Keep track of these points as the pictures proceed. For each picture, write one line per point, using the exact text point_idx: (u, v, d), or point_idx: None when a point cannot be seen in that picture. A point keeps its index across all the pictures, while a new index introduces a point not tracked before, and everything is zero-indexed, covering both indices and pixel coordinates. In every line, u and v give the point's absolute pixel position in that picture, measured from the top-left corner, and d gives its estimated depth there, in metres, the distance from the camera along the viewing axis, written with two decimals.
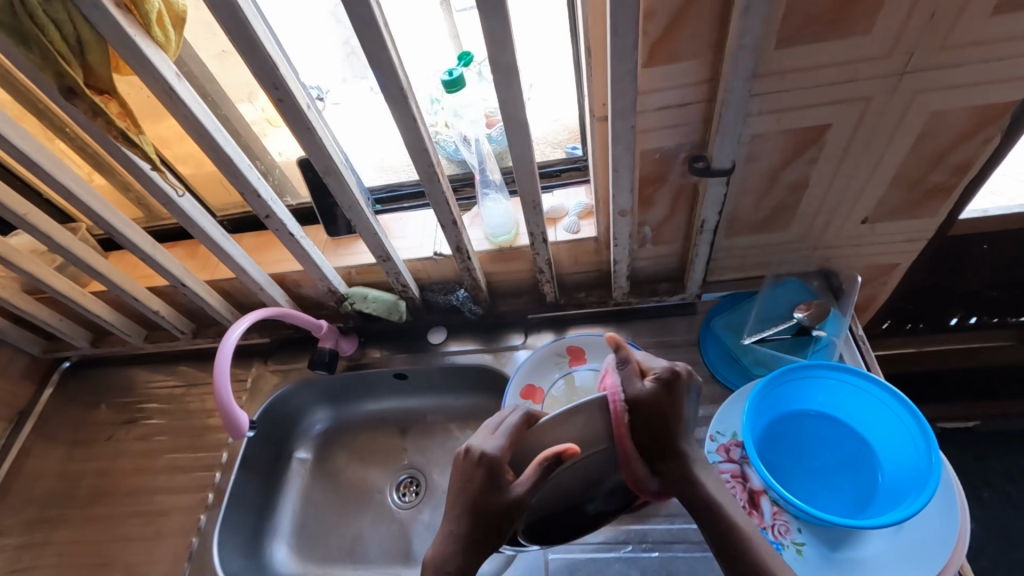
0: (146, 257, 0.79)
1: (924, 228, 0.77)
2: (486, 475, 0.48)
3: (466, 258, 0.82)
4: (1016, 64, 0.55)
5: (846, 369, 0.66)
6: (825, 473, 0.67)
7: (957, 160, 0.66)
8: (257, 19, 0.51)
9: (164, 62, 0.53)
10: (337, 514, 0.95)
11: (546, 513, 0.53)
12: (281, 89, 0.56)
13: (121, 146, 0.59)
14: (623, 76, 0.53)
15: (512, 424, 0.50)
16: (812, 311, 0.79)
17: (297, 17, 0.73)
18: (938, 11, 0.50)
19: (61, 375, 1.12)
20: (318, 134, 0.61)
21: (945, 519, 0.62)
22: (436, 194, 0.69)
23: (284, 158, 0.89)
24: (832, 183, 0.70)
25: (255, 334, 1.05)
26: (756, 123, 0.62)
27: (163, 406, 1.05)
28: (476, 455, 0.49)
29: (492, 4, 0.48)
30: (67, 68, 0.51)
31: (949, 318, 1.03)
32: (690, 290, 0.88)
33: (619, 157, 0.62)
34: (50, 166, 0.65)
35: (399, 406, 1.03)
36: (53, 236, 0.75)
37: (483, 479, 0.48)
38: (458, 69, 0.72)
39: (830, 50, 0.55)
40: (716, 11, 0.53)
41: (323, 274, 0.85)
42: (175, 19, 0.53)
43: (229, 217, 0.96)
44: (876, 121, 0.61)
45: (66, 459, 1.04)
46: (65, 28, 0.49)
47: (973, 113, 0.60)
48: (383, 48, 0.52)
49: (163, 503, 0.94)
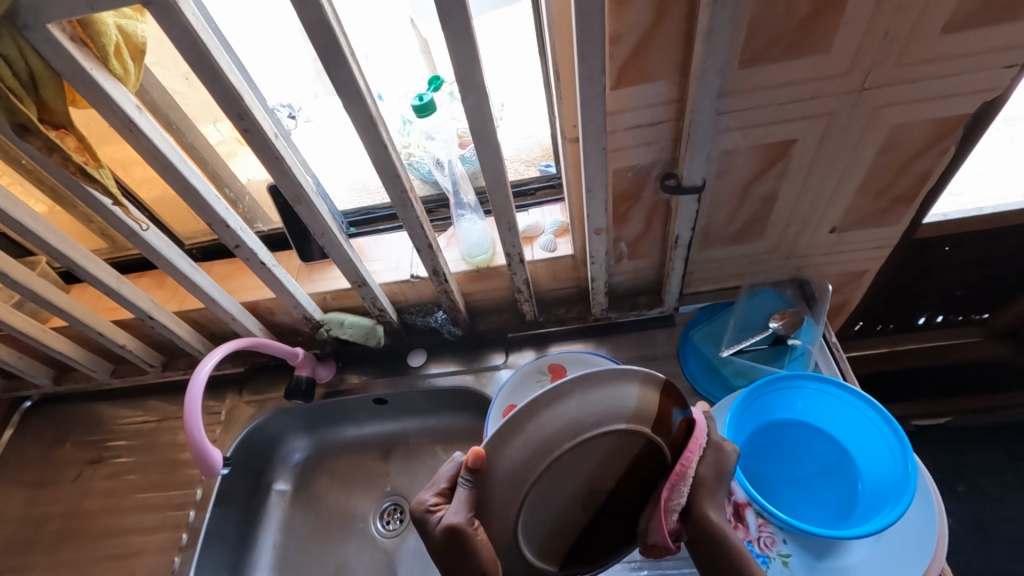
0: (111, 290, 0.77)
1: (890, 235, 0.79)
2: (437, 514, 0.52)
3: (444, 280, 0.81)
4: (969, 79, 0.57)
5: (823, 379, 0.68)
6: (807, 483, 0.67)
7: (917, 170, 0.68)
8: (220, 50, 0.50)
9: (123, 94, 0.52)
10: (320, 546, 0.92)
11: (537, 540, 0.53)
12: (247, 118, 0.54)
13: (81, 181, 0.57)
14: (592, 98, 0.53)
15: (445, 474, 0.56)
16: (786, 320, 0.81)
17: (261, 41, 0.72)
18: (891, 30, 0.52)
19: (23, 414, 1.07)
20: (288, 162, 0.60)
21: (924, 524, 0.63)
22: (410, 218, 0.69)
23: (254, 183, 0.86)
24: (800, 196, 0.72)
25: (229, 364, 1.02)
26: (725, 140, 0.63)
27: (132, 442, 1.01)
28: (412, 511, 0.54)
29: (458, 31, 0.48)
30: (20, 104, 0.49)
31: (917, 318, 1.06)
32: (668, 303, 0.88)
33: (592, 177, 0.62)
34: (4, 201, 0.62)
35: (380, 431, 1.01)
36: (10, 273, 0.72)
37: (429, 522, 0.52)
38: (428, 95, 0.72)
39: (792, 69, 0.56)
40: (681, 34, 0.54)
41: (298, 301, 0.84)
42: (135, 51, 0.52)
43: (198, 245, 0.94)
44: (839, 136, 0.63)
45: (28, 504, 0.98)
46: (17, 64, 0.47)
47: (929, 125, 0.62)
48: (351, 75, 0.52)
49: (134, 545, 0.90)
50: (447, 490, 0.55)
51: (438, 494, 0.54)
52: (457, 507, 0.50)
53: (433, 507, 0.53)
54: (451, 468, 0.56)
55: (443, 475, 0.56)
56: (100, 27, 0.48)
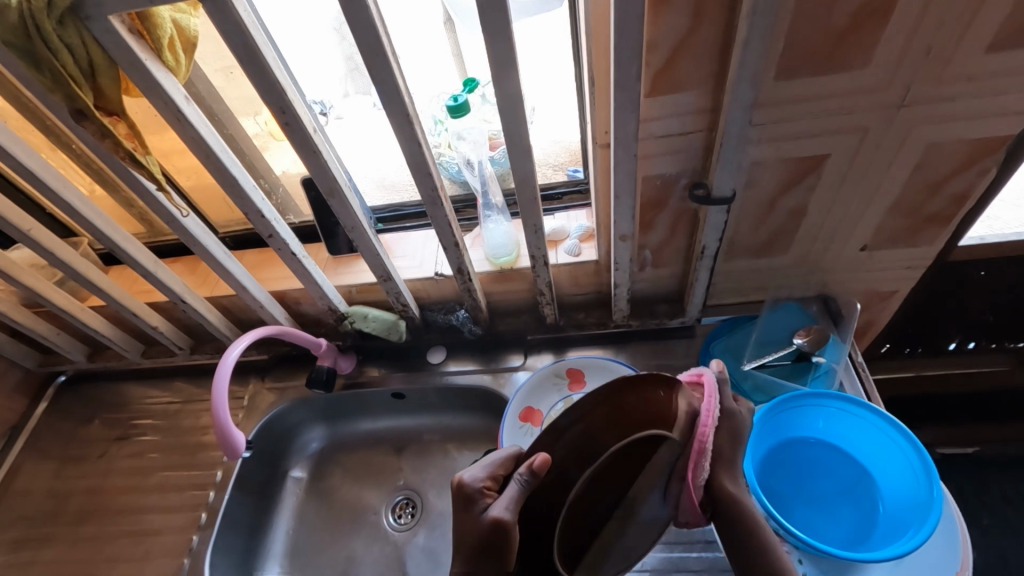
0: (148, 273, 0.80)
1: (923, 256, 0.78)
2: (466, 502, 0.54)
3: (467, 279, 0.82)
4: (1011, 100, 0.56)
5: (847, 398, 0.67)
6: (827, 504, 0.66)
7: (955, 190, 0.67)
8: (267, 46, 0.52)
9: (173, 84, 0.54)
10: (332, 536, 0.93)
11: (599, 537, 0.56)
12: (288, 113, 0.56)
13: (128, 166, 0.59)
14: (624, 106, 0.53)
15: (497, 461, 0.57)
16: (812, 337, 0.78)
17: (304, 39, 0.74)
18: (933, 47, 0.52)
19: (56, 389, 1.11)
20: (323, 155, 0.62)
21: (946, 555, 0.61)
22: (438, 216, 0.70)
23: (288, 176, 0.89)
24: (830, 212, 0.71)
25: (254, 351, 1.05)
26: (757, 152, 0.63)
27: (158, 422, 1.04)
28: (459, 484, 0.55)
29: (496, 33, 0.49)
30: (78, 90, 0.51)
31: (947, 343, 1.03)
32: (690, 313, 0.88)
33: (620, 184, 0.62)
34: (55, 183, 0.65)
35: (397, 426, 1.02)
36: (55, 252, 0.75)
37: (466, 505, 0.54)
38: (463, 96, 0.74)
39: (829, 83, 0.55)
40: (718, 44, 0.54)
41: (324, 293, 0.86)
42: (187, 43, 0.54)
43: (231, 233, 0.97)
44: (874, 152, 0.62)
45: (56, 475, 1.02)
46: (78, 53, 0.49)
47: (968, 146, 0.61)
48: (390, 74, 0.53)
49: (155, 522, 0.92)
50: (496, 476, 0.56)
51: (485, 476, 0.55)
52: (506, 503, 0.51)
53: (484, 491, 0.54)
54: (501, 460, 0.58)
55: (494, 462, 0.58)
56: (156, 20, 0.51)
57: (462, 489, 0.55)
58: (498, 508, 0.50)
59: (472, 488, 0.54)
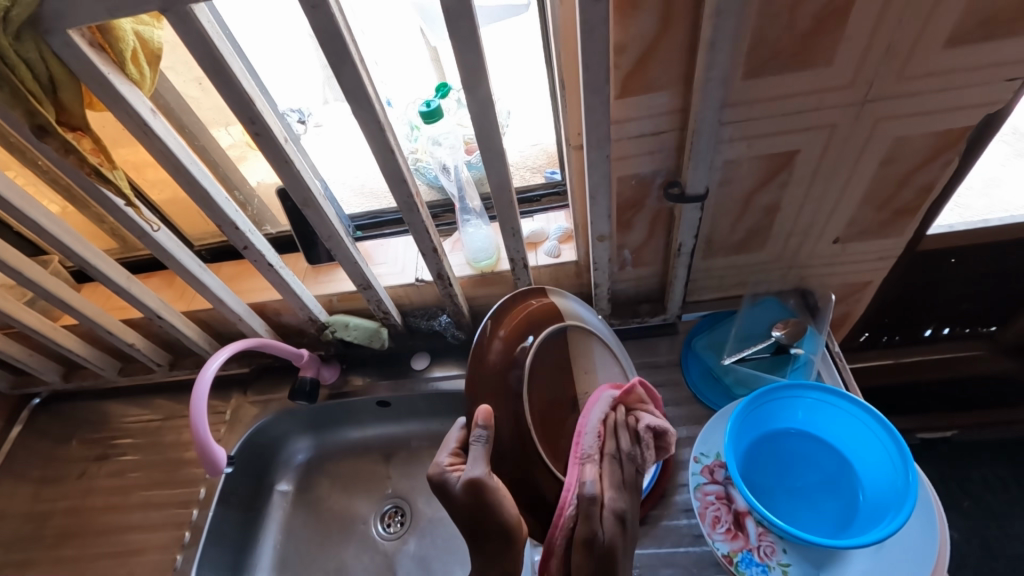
0: (122, 289, 0.78)
1: (895, 246, 0.79)
2: (441, 488, 0.54)
3: (448, 285, 0.82)
4: (970, 94, 0.57)
5: (824, 389, 0.68)
6: (809, 493, 0.67)
7: (921, 182, 0.68)
8: (233, 57, 0.51)
9: (139, 98, 0.53)
10: (321, 547, 0.92)
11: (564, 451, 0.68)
12: (258, 123, 0.55)
13: (95, 182, 0.58)
14: (595, 107, 0.54)
15: (452, 437, 0.58)
16: (789, 329, 0.81)
17: (275, 48, 0.73)
18: (894, 44, 0.53)
19: (31, 411, 1.09)
20: (297, 165, 0.61)
21: (925, 538, 0.62)
22: (415, 222, 0.70)
23: (263, 186, 0.88)
24: (802, 206, 0.72)
25: (234, 364, 1.03)
26: (728, 150, 0.64)
27: (138, 440, 1.02)
28: (427, 475, 0.55)
29: (465, 38, 0.49)
30: (38, 107, 0.50)
31: (923, 330, 1.05)
32: (671, 310, 0.88)
33: (595, 185, 0.63)
34: (20, 201, 0.64)
35: (383, 434, 1.01)
36: (25, 271, 0.74)
37: (442, 489, 0.54)
38: (436, 101, 0.73)
39: (795, 81, 0.57)
40: (685, 45, 0.55)
41: (304, 303, 0.85)
42: (151, 56, 0.54)
43: (207, 246, 0.95)
44: (841, 147, 0.64)
45: (32, 499, 0.99)
46: (36, 67, 0.48)
47: (932, 139, 0.62)
48: (360, 82, 0.53)
49: (138, 542, 0.90)
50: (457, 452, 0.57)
51: (447, 455, 0.56)
52: (476, 463, 0.53)
53: (452, 469, 0.55)
54: (457, 432, 0.59)
55: (449, 440, 0.59)
56: (117, 33, 0.50)
57: (433, 480, 0.55)
58: (471, 470, 0.53)
59: (439, 473, 0.55)
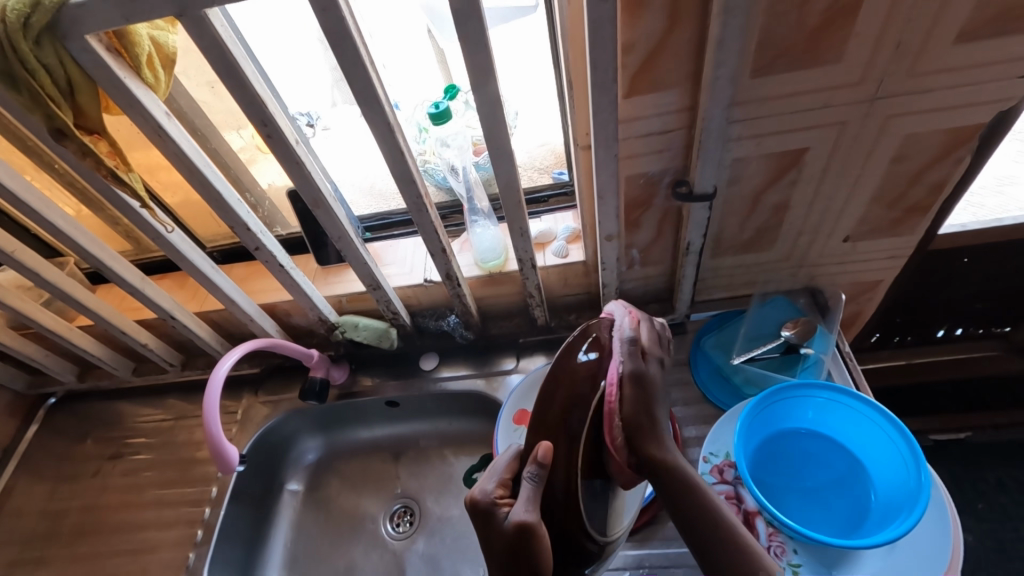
0: (136, 290, 0.79)
1: (906, 244, 0.79)
2: (482, 519, 0.52)
3: (456, 285, 0.83)
4: (982, 90, 0.57)
5: (835, 388, 0.68)
6: (820, 494, 0.67)
7: (932, 180, 0.68)
8: (246, 60, 0.52)
9: (154, 101, 0.54)
10: (330, 547, 0.93)
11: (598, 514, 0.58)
12: (270, 125, 0.56)
13: (111, 184, 0.59)
14: (604, 107, 0.54)
15: (503, 464, 0.56)
16: (799, 329, 0.81)
17: (286, 52, 0.74)
18: (904, 41, 0.53)
19: (47, 411, 1.10)
20: (307, 166, 0.62)
21: (938, 540, 0.62)
22: (424, 222, 0.70)
23: (274, 189, 0.89)
24: (812, 205, 0.72)
25: (245, 364, 1.05)
26: (737, 148, 0.64)
27: (151, 439, 1.03)
28: (472, 500, 0.53)
29: (474, 39, 0.49)
30: (57, 110, 0.51)
31: (936, 330, 1.04)
32: (680, 310, 0.89)
33: (603, 184, 0.63)
34: (37, 203, 0.65)
35: (393, 434, 1.02)
36: (42, 273, 0.75)
37: (484, 519, 0.52)
38: (444, 103, 0.74)
39: (804, 79, 0.57)
40: (693, 44, 0.55)
41: (314, 304, 0.86)
42: (166, 60, 0.55)
43: (219, 247, 0.96)
44: (851, 145, 0.63)
45: (48, 497, 1.01)
46: (55, 72, 0.50)
47: (943, 136, 0.62)
48: (370, 84, 0.54)
49: (151, 540, 0.91)
50: (505, 484, 0.54)
51: (496, 484, 0.54)
52: (526, 505, 0.50)
53: (499, 501, 0.52)
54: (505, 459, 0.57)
55: (500, 466, 0.56)
56: (133, 38, 0.51)
57: (472, 505, 0.53)
58: (522, 510, 0.49)
59: (486, 502, 0.52)
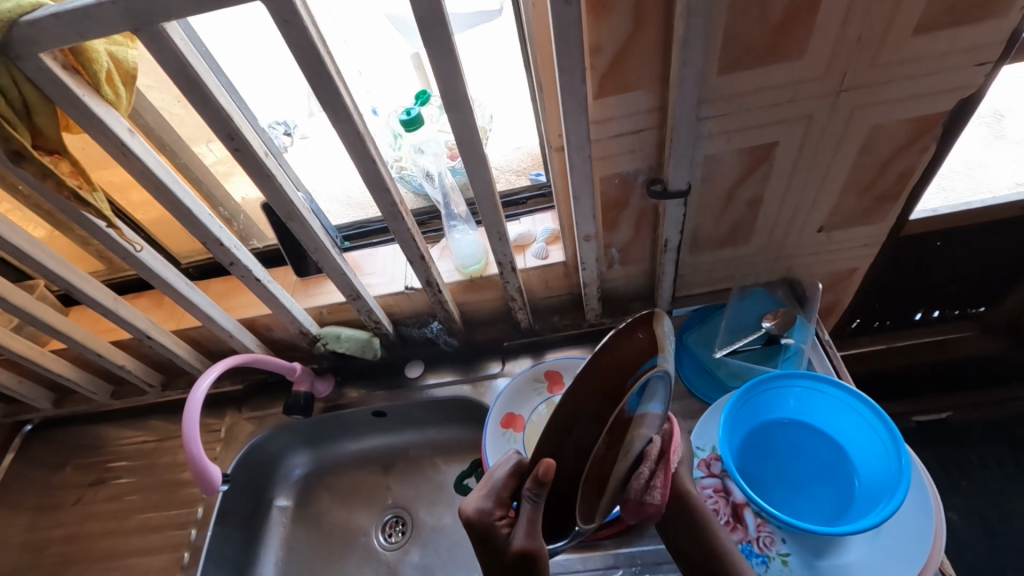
0: (109, 311, 0.77)
1: (879, 232, 0.80)
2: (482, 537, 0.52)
3: (437, 291, 0.82)
4: (941, 79, 0.58)
5: (815, 377, 0.68)
6: (805, 482, 0.67)
7: (900, 168, 0.69)
8: (209, 74, 0.51)
9: (116, 118, 0.53)
10: (323, 563, 0.92)
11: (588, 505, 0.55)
12: (238, 139, 0.55)
13: (76, 206, 0.58)
14: (574, 109, 0.54)
15: (501, 481, 0.53)
16: (779, 320, 0.82)
17: (254, 63, 0.74)
18: (864, 34, 0.54)
19: (23, 438, 1.07)
20: (278, 179, 0.61)
21: (921, 521, 0.63)
22: (401, 230, 0.70)
23: (248, 202, 0.88)
24: (786, 197, 0.73)
25: (227, 382, 1.03)
26: (709, 145, 0.64)
27: (133, 462, 1.01)
28: (468, 519, 0.52)
29: (439, 45, 0.49)
30: (14, 132, 0.50)
31: (913, 314, 1.06)
32: (661, 306, 0.89)
33: (578, 186, 0.63)
34: (0, 227, 0.63)
35: (381, 445, 1.01)
36: (10, 298, 0.73)
37: (485, 537, 0.52)
38: (416, 109, 0.73)
39: (770, 74, 0.57)
40: (659, 43, 0.55)
41: (294, 316, 0.84)
42: (126, 76, 0.53)
43: (194, 263, 0.95)
44: (819, 137, 0.64)
45: (29, 528, 0.98)
46: (10, 93, 0.48)
47: (907, 126, 0.63)
48: (337, 94, 0.53)
49: (137, 566, 0.89)
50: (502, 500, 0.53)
51: (493, 504, 0.52)
52: (525, 530, 0.48)
53: (497, 520, 0.52)
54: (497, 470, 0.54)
55: (495, 478, 0.54)
56: (91, 55, 0.49)
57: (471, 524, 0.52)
58: (522, 538, 0.48)
59: (485, 523, 0.51)
